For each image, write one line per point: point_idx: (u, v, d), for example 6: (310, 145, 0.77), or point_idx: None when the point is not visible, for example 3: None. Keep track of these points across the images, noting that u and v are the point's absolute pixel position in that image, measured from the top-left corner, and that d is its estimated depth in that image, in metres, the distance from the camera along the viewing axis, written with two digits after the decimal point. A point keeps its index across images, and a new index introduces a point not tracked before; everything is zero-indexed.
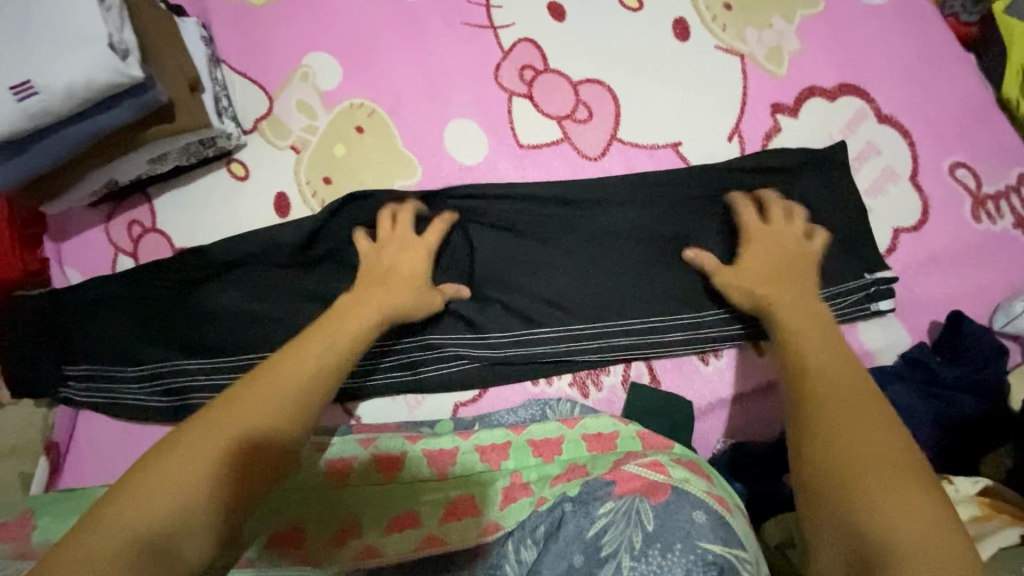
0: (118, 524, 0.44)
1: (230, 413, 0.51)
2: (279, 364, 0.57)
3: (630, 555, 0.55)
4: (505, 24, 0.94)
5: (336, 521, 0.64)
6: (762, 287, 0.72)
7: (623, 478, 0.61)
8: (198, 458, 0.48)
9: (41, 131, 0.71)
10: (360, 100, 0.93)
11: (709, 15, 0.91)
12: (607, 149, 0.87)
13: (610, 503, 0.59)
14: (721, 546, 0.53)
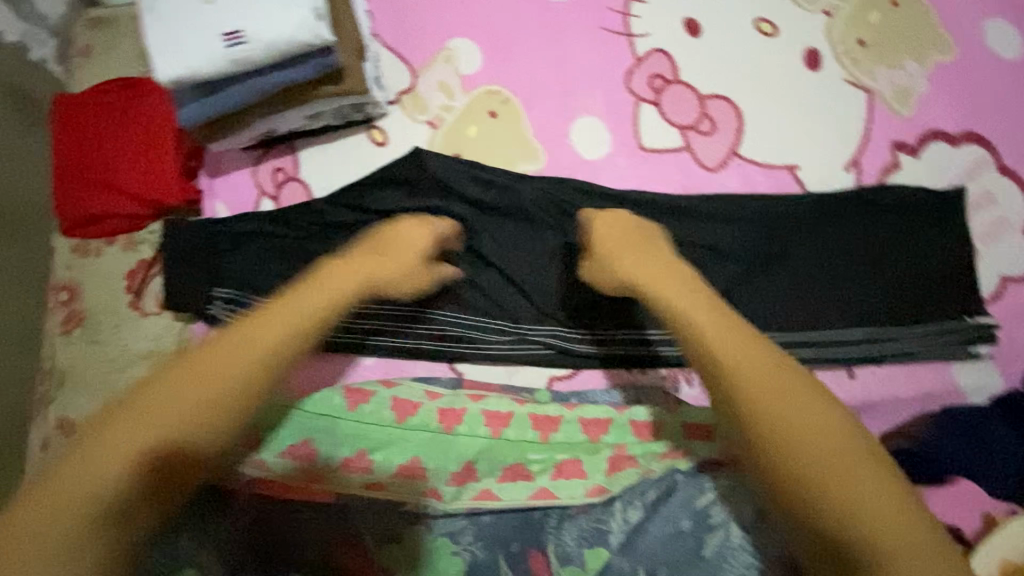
0: (75, 496, 0.48)
1: (158, 405, 0.52)
2: (216, 349, 0.55)
3: (738, 527, 0.68)
4: (642, 33, 1.00)
5: (455, 462, 0.77)
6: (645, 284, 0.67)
7: (729, 463, 0.73)
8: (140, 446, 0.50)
9: (234, 78, 0.80)
10: (496, 87, 1.00)
11: (841, 49, 0.95)
12: (726, 162, 0.92)
13: (719, 482, 0.71)
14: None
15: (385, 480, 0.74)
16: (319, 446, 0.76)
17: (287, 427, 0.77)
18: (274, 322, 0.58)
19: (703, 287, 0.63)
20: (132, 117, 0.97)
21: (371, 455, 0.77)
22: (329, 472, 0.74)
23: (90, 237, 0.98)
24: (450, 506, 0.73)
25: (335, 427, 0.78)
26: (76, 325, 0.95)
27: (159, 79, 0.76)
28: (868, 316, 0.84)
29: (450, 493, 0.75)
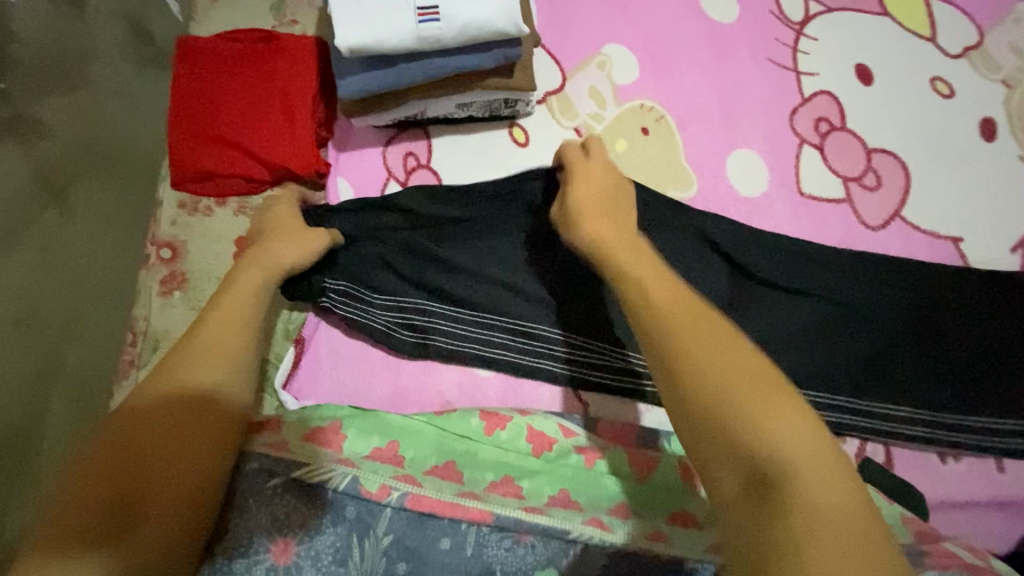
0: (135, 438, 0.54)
1: (181, 365, 0.59)
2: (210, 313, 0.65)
3: None
4: (811, 72, 0.95)
5: (610, 499, 0.71)
6: (670, 302, 0.56)
7: (940, 552, 0.63)
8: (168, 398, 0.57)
9: (411, 55, 0.74)
10: (651, 103, 0.94)
11: (1018, 124, 0.91)
12: (889, 222, 0.88)
13: (938, 572, 0.61)
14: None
15: (542, 507, 0.68)
16: (463, 469, 0.71)
17: (428, 449, 0.73)
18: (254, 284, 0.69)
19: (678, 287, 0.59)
20: (265, 72, 0.90)
21: (518, 481, 0.71)
22: (479, 491, 0.68)
23: (199, 194, 0.91)
24: (618, 540, 0.65)
25: (475, 453, 0.73)
26: (176, 287, 0.89)
27: (340, 46, 0.69)
28: (1013, 408, 0.79)
29: (617, 525, 0.67)
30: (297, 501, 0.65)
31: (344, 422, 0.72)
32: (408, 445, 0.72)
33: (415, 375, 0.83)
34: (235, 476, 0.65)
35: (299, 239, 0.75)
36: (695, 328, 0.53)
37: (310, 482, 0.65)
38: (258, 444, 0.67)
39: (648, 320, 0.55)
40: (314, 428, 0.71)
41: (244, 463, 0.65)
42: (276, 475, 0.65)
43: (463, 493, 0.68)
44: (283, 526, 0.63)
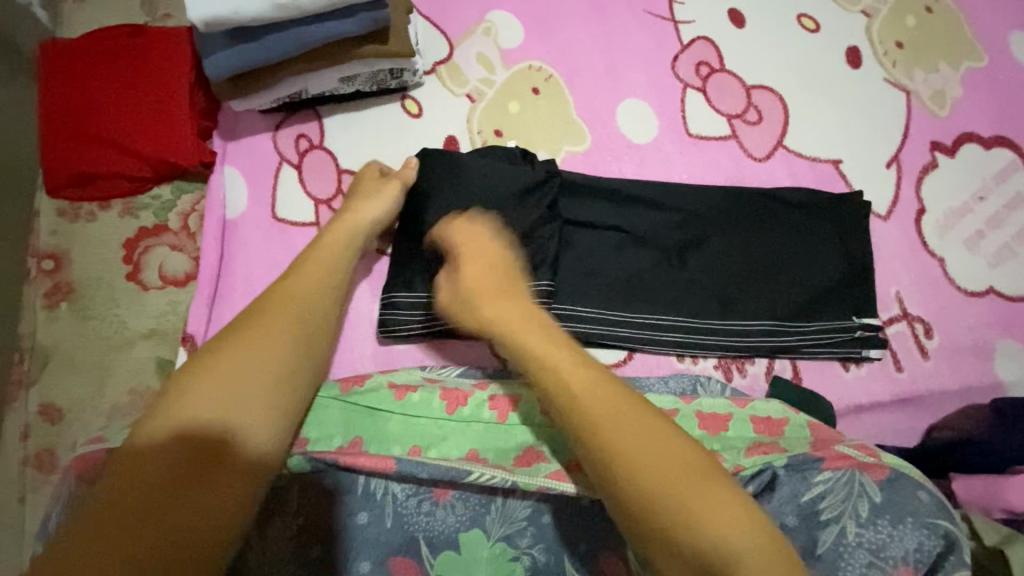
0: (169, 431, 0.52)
1: (238, 348, 0.57)
2: (266, 300, 0.62)
3: (856, 523, 0.54)
4: (687, 20, 0.97)
5: (518, 449, 0.69)
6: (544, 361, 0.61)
7: (831, 456, 0.59)
8: (209, 395, 0.54)
9: (274, 28, 0.73)
10: (539, 63, 0.95)
11: (881, 49, 0.96)
12: (773, 153, 0.91)
13: (828, 473, 0.57)
14: (949, 524, 0.53)
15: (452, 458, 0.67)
16: (372, 445, 0.67)
17: (335, 426, 0.67)
18: (304, 288, 0.64)
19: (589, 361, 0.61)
20: (134, 66, 0.86)
21: (426, 450, 0.68)
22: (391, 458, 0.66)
23: (79, 199, 0.87)
24: (521, 481, 0.64)
25: (385, 424, 0.69)
26: (63, 298, 0.84)
27: (191, 18, 0.69)
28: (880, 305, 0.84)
29: (524, 471, 0.67)
30: None
31: None
32: (312, 424, 0.67)
33: None
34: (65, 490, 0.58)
35: (370, 198, 0.75)
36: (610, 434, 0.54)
37: None
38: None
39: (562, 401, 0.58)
40: None
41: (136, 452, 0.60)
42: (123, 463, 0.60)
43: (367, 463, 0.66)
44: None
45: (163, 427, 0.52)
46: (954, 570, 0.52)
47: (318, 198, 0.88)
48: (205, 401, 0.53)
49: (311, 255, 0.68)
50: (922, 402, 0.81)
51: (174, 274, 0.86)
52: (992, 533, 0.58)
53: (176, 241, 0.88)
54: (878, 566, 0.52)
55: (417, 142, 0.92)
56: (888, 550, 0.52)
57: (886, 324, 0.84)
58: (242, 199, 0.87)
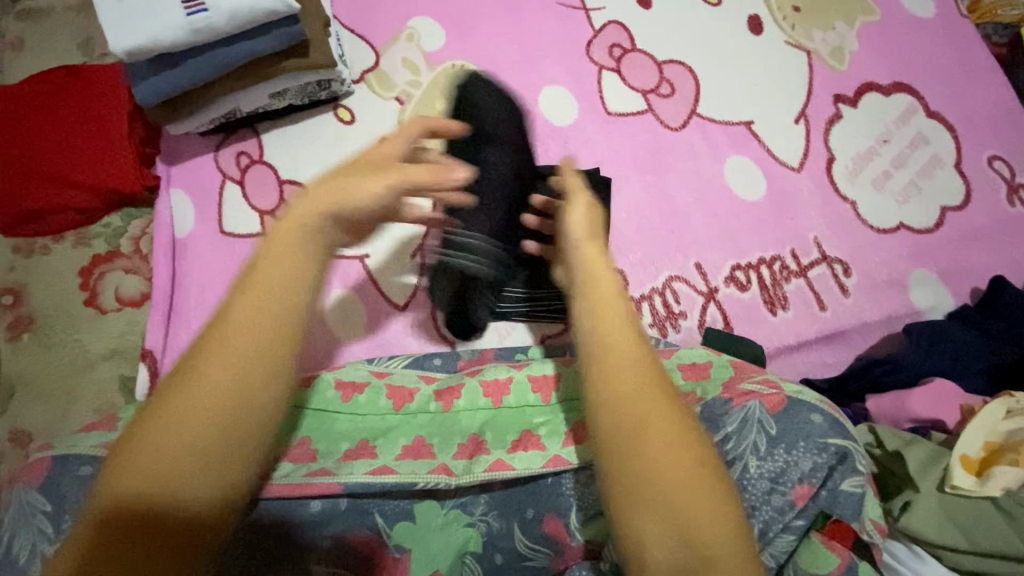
0: (146, 499, 0.46)
1: (208, 396, 0.48)
2: (225, 331, 0.50)
3: (757, 456, 0.58)
4: (597, 6, 1.02)
5: (462, 433, 0.74)
6: (615, 337, 0.57)
7: (738, 394, 0.64)
8: (185, 460, 0.47)
9: (196, 51, 0.78)
10: (461, 62, 1.00)
11: (780, 15, 1.02)
12: (687, 121, 0.96)
13: (732, 413, 0.61)
14: (841, 439, 0.58)
15: (389, 463, 0.70)
16: (317, 444, 0.72)
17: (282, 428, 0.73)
18: (262, 328, 0.50)
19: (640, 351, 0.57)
20: (75, 103, 0.91)
21: (373, 443, 0.72)
22: (330, 464, 0.70)
23: (34, 234, 0.91)
24: (460, 482, 0.68)
25: (331, 424, 0.73)
26: (25, 330, 0.88)
27: (113, 50, 0.73)
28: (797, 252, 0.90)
29: (462, 461, 0.70)
30: None
31: None
32: None
33: None
34: (14, 498, 0.61)
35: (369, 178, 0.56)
36: (634, 409, 0.53)
37: None
38: (89, 444, 0.64)
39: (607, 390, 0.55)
40: None
41: (75, 465, 0.62)
42: (64, 484, 0.61)
43: (311, 471, 0.68)
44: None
45: (133, 493, 0.46)
46: (842, 477, 0.57)
47: (262, 210, 0.93)
48: (182, 460, 0.47)
49: (267, 262, 0.53)
50: (845, 336, 0.86)
51: (130, 295, 0.90)
52: (896, 439, 0.63)
53: (129, 264, 0.92)
54: (779, 490, 0.57)
55: (352, 148, 0.96)
56: (787, 474, 0.57)
57: (807, 267, 0.89)
58: (189, 219, 0.91)
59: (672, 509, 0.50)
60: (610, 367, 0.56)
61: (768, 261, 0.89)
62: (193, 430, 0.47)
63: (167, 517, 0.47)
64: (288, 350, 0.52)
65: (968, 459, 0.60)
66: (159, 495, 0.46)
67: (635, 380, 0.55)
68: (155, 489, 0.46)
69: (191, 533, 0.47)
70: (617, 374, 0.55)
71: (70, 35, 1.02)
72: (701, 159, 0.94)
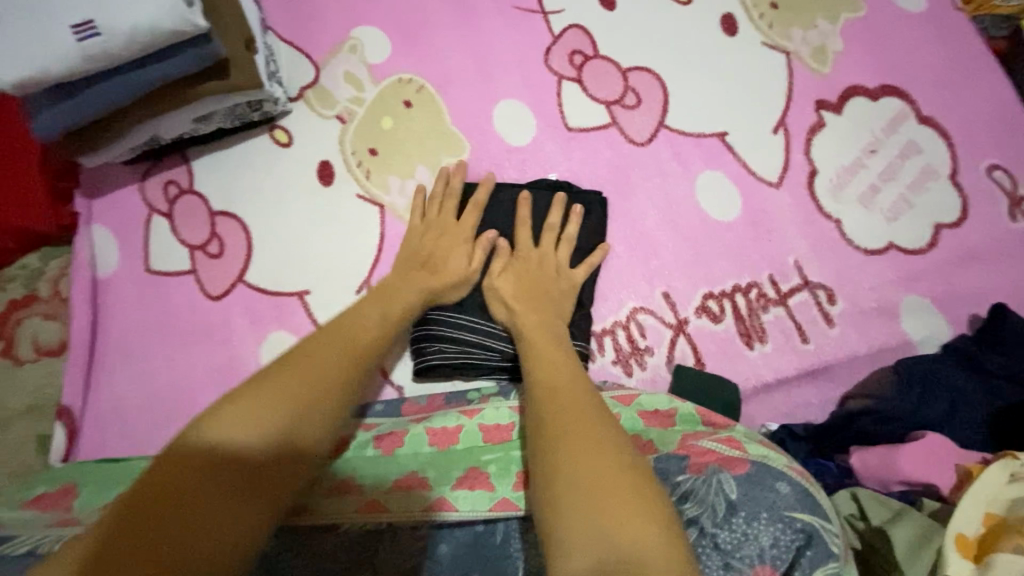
0: (241, 427, 0.53)
1: (322, 355, 0.61)
2: (339, 326, 0.66)
3: (712, 521, 0.53)
4: (555, 9, 0.94)
5: (399, 476, 0.68)
6: (557, 377, 0.63)
7: (697, 452, 0.59)
8: (298, 394, 0.56)
9: (98, 78, 0.70)
10: (408, 75, 0.92)
11: (756, 13, 0.93)
12: (655, 135, 0.88)
13: (689, 476, 0.57)
14: (808, 515, 0.52)
15: (317, 505, 0.65)
16: None
17: None
18: (365, 329, 0.67)
19: (576, 380, 0.62)
20: None
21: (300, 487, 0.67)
22: None
23: None
24: (393, 519, 0.64)
25: None
26: None
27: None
28: (776, 278, 0.81)
29: (397, 502, 0.65)
30: None
31: (78, 483, 0.64)
32: None
33: None
34: None
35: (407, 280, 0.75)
36: (567, 415, 0.57)
37: None
38: None
39: (577, 397, 0.60)
40: (36, 495, 0.63)
41: None
42: None
43: None
44: None
45: (247, 420, 0.53)
46: (813, 565, 0.51)
47: (192, 245, 0.85)
48: (296, 394, 0.56)
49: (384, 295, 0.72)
50: (828, 371, 0.78)
51: (49, 344, 0.83)
52: (883, 510, 0.56)
53: (48, 309, 0.84)
54: (734, 568, 0.51)
55: (290, 173, 0.88)
56: (744, 550, 0.51)
57: (787, 295, 0.81)
58: (113, 258, 0.84)
59: (607, 504, 0.50)
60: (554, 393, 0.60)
61: (743, 290, 0.81)
62: (312, 375, 0.59)
63: (268, 446, 0.53)
64: (378, 350, 0.66)
65: (965, 538, 0.51)
66: (268, 420, 0.54)
67: (577, 401, 0.59)
68: (271, 409, 0.54)
69: (268, 465, 0.53)
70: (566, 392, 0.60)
71: None
72: (671, 176, 0.86)
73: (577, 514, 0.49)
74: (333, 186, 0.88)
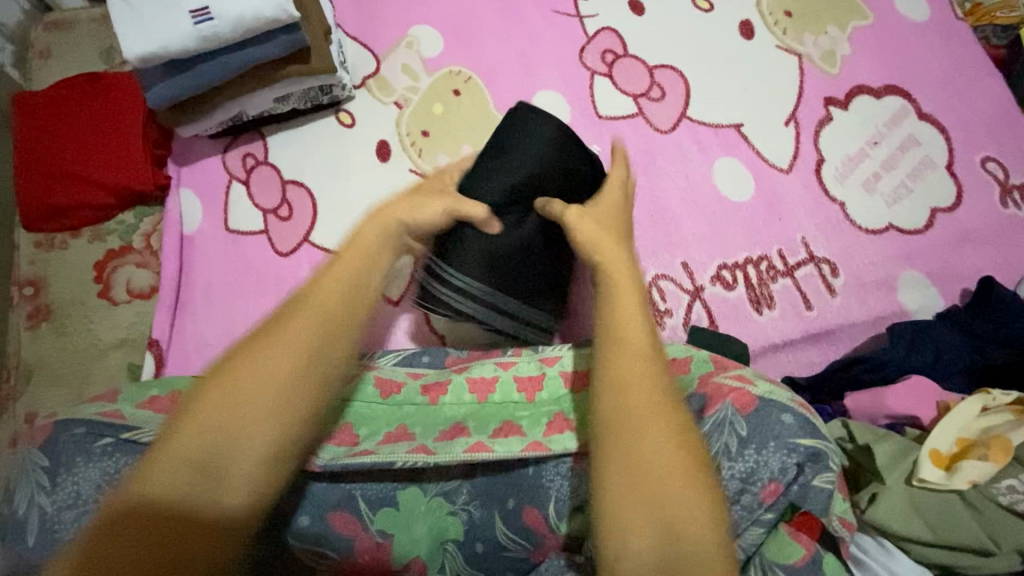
0: (172, 472, 0.53)
1: (256, 362, 0.57)
2: (286, 318, 0.60)
3: (727, 457, 0.61)
4: (590, 13, 1.05)
5: (444, 423, 0.76)
6: (628, 368, 0.58)
7: (714, 392, 0.66)
8: (233, 429, 0.55)
9: (203, 58, 0.83)
10: (458, 68, 1.04)
11: (772, 20, 1.03)
12: (677, 124, 0.98)
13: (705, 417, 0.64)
14: (810, 439, 0.60)
15: (373, 447, 0.73)
16: None
17: None
18: (307, 320, 0.59)
19: (649, 370, 0.58)
20: (95, 107, 0.97)
21: (357, 428, 0.76)
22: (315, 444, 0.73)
23: (54, 230, 0.97)
24: (441, 461, 0.70)
25: None
26: (43, 319, 0.94)
27: (127, 57, 0.79)
28: (784, 252, 0.90)
29: (444, 447, 0.72)
30: (82, 469, 0.63)
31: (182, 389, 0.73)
32: None
33: None
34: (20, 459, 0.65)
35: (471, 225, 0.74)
36: (628, 415, 0.56)
37: (126, 439, 0.65)
38: (88, 412, 0.67)
39: (633, 396, 0.57)
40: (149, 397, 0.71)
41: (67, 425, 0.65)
42: (57, 440, 0.64)
43: None
44: (80, 502, 0.62)
45: (175, 468, 0.53)
46: (814, 478, 0.59)
47: (265, 208, 0.97)
48: (235, 427, 0.55)
49: (340, 261, 0.64)
50: (830, 335, 0.87)
51: (141, 288, 0.95)
52: (869, 434, 0.66)
53: (141, 259, 0.97)
54: (747, 489, 0.59)
55: (353, 150, 1.00)
56: (756, 474, 0.59)
57: (794, 267, 0.89)
58: (197, 217, 0.96)
59: (656, 515, 0.52)
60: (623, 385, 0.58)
61: (754, 261, 0.90)
62: (246, 398, 0.56)
63: (197, 484, 0.53)
64: (325, 343, 0.59)
65: (938, 454, 0.63)
66: (194, 457, 0.54)
67: (637, 398, 0.57)
68: (198, 448, 0.54)
69: (212, 501, 0.54)
70: (623, 388, 0.58)
71: (93, 45, 1.08)
72: (691, 160, 0.96)
73: (627, 525, 0.52)
74: (389, 163, 1.00)
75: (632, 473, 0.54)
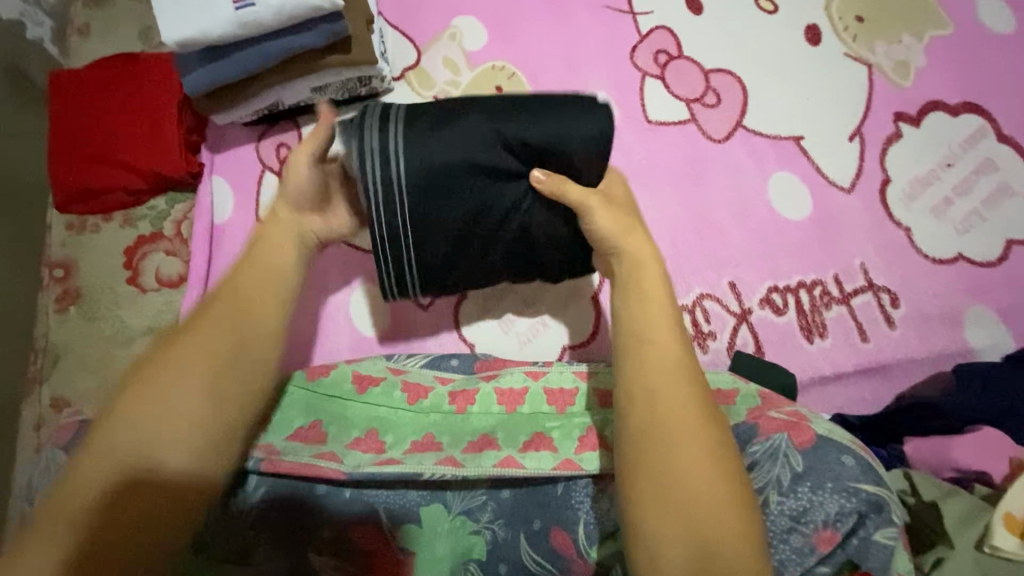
0: (124, 447, 0.58)
1: (183, 353, 0.62)
2: (205, 312, 0.65)
3: (778, 491, 0.58)
4: (645, 10, 0.99)
5: (472, 433, 0.73)
6: (656, 376, 0.59)
7: (766, 421, 0.63)
8: (154, 411, 0.60)
9: (243, 44, 0.80)
10: (502, 63, 0.99)
11: (841, 25, 0.96)
12: (732, 134, 0.92)
13: (756, 445, 0.61)
14: (871, 486, 0.57)
15: (399, 456, 0.70)
16: (329, 428, 0.73)
17: (296, 410, 0.74)
18: (224, 313, 0.65)
19: (674, 373, 0.59)
20: (129, 89, 0.94)
21: (382, 435, 0.73)
22: (340, 450, 0.71)
23: (86, 212, 0.96)
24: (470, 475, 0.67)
25: (345, 413, 0.74)
26: (72, 302, 0.93)
27: (166, 41, 0.76)
28: (841, 278, 0.84)
29: (471, 461, 0.69)
30: None
31: None
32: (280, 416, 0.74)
33: (304, 347, 0.86)
34: None
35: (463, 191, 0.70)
36: (654, 415, 0.58)
37: None
38: None
39: (655, 400, 0.58)
40: None
41: None
42: None
43: (321, 456, 0.70)
44: None
45: (117, 449, 0.58)
46: (876, 528, 0.56)
47: None
48: (165, 412, 0.60)
49: (260, 251, 0.70)
50: (885, 370, 0.81)
51: (170, 276, 0.94)
52: (934, 489, 0.63)
53: (171, 246, 0.96)
54: (799, 530, 0.56)
55: None
56: (809, 514, 0.57)
57: (851, 295, 0.84)
58: (229, 206, 0.94)
59: (689, 513, 0.54)
60: (649, 388, 0.59)
61: (808, 286, 0.85)
62: (159, 385, 0.61)
63: (133, 460, 0.58)
64: (238, 330, 0.64)
65: (1012, 517, 0.56)
66: (129, 438, 0.59)
67: (663, 401, 0.58)
68: (132, 432, 0.59)
69: (163, 468, 0.59)
70: (649, 393, 0.59)
71: (131, 23, 1.06)
72: (745, 173, 0.90)
73: (656, 523, 0.55)
74: None
75: (659, 473, 0.56)
